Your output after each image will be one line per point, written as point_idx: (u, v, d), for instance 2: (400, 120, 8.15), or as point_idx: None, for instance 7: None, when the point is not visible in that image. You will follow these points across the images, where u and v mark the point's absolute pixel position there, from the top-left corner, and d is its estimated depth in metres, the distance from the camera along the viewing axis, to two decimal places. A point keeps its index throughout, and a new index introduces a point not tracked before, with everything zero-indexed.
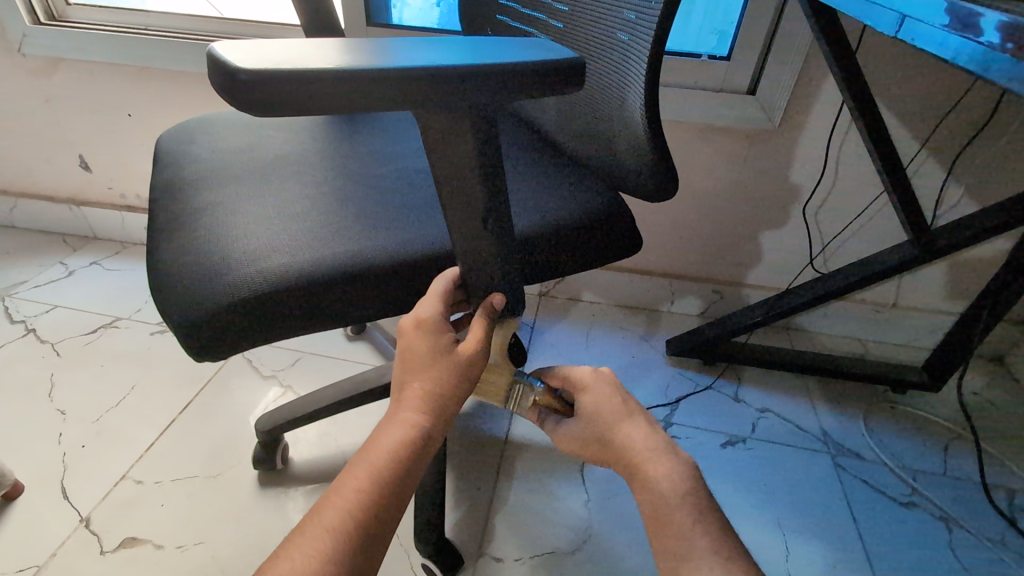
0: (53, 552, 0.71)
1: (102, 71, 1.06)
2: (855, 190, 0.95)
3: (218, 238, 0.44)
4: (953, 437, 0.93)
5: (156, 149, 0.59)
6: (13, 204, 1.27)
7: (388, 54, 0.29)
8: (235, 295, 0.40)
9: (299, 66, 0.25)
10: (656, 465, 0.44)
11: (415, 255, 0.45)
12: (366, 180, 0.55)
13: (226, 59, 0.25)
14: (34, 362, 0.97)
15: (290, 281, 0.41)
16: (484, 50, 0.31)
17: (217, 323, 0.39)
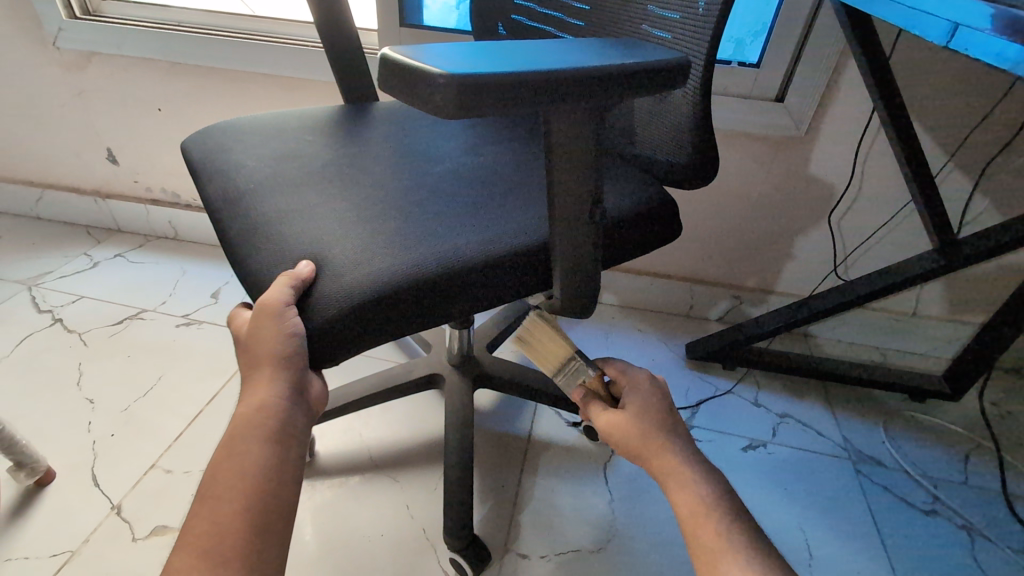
0: (85, 538, 0.72)
1: (134, 65, 1.07)
2: (879, 199, 0.96)
3: (290, 236, 0.45)
4: (973, 447, 0.94)
5: (185, 152, 0.58)
6: (39, 195, 1.28)
7: (539, 55, 0.30)
8: (348, 305, 0.40)
9: (486, 68, 0.27)
10: (686, 473, 0.43)
11: (508, 252, 0.45)
12: (407, 170, 0.56)
13: (428, 71, 0.26)
14: (62, 352, 0.98)
15: (398, 286, 0.41)
16: (613, 50, 0.33)
17: (327, 335, 0.39)
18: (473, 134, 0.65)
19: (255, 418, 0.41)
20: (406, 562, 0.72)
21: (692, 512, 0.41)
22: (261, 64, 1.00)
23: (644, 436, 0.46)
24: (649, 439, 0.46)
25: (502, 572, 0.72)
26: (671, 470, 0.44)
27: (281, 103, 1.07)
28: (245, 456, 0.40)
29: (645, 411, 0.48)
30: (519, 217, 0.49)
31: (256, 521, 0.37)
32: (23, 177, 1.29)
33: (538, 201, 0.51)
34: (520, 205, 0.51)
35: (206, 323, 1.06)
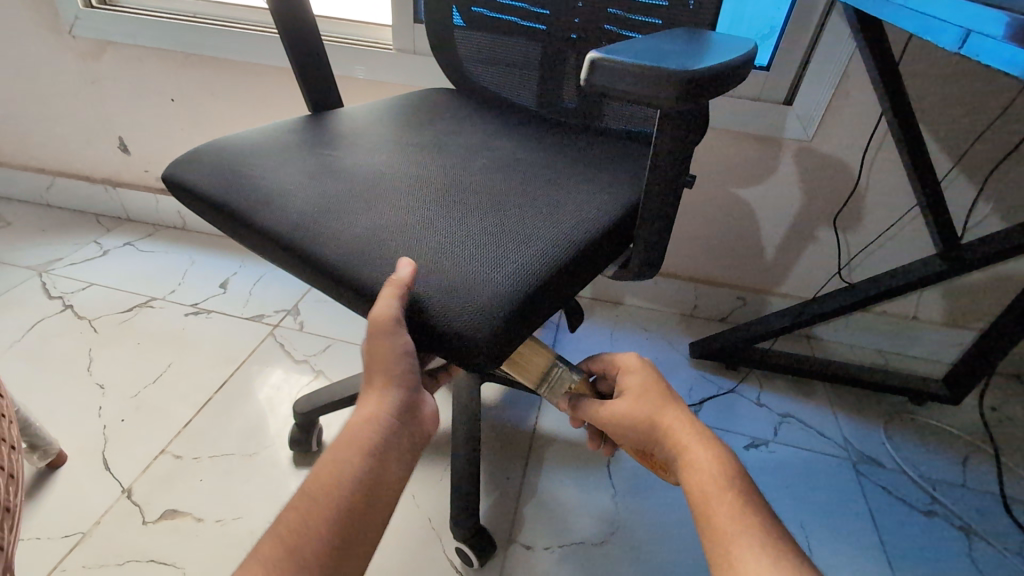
0: (97, 520, 0.73)
1: (149, 56, 1.08)
2: (884, 204, 0.97)
3: (351, 228, 0.43)
4: (972, 450, 0.95)
5: (166, 173, 0.49)
6: (50, 182, 1.30)
7: (690, 47, 0.37)
8: (475, 305, 0.36)
9: (697, 61, 0.33)
10: (695, 452, 0.45)
11: (582, 242, 0.43)
12: (431, 154, 0.56)
13: (663, 68, 0.31)
14: (72, 338, 0.99)
15: (511, 282, 0.38)
16: (716, 40, 0.40)
17: (505, 327, 0.36)
18: (487, 125, 0.65)
19: (360, 439, 0.38)
20: (412, 550, 0.73)
21: (703, 496, 0.42)
22: (275, 57, 1.02)
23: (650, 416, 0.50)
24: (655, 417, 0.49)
25: (506, 562, 0.73)
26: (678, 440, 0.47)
27: (293, 97, 1.08)
28: (338, 481, 0.37)
29: (642, 393, 0.52)
30: (564, 207, 0.48)
31: (333, 558, 0.35)
32: (35, 164, 1.30)
33: (574, 193, 0.50)
34: (561, 197, 0.49)
35: (215, 313, 1.07)
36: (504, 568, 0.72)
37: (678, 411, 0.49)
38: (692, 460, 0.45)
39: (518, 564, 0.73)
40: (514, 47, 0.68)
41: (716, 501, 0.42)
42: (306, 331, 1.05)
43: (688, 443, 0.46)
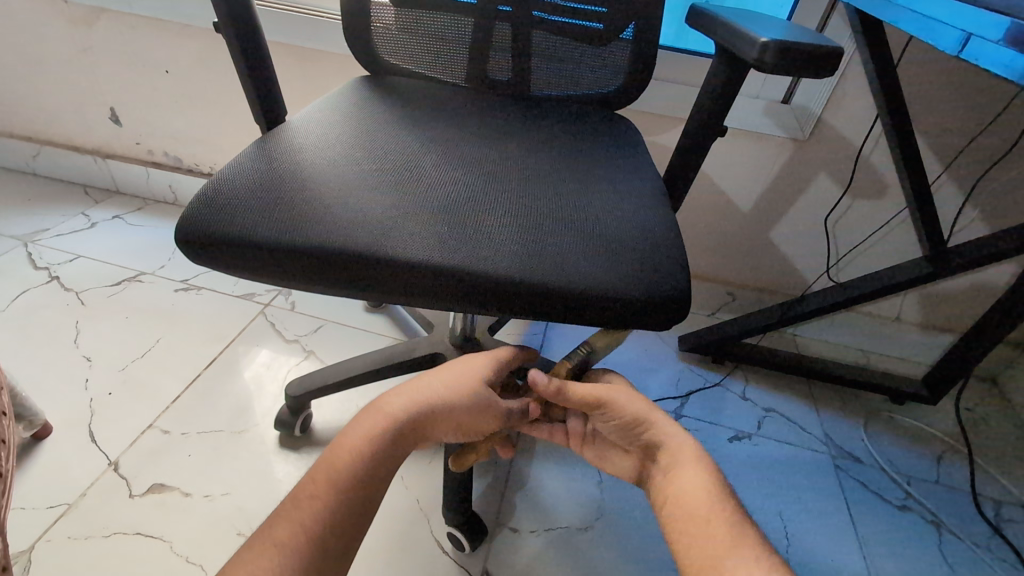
0: (83, 492, 0.72)
1: (143, 25, 1.05)
2: (874, 207, 0.98)
3: (437, 230, 0.44)
4: (946, 449, 0.98)
5: (196, 237, 0.42)
6: (37, 150, 1.27)
7: (797, 32, 0.47)
8: (663, 282, 0.44)
9: (820, 40, 0.44)
10: (689, 465, 0.48)
11: (634, 231, 0.48)
12: (440, 147, 0.57)
13: (826, 48, 0.42)
14: (59, 309, 0.97)
15: (653, 266, 0.44)
16: (779, 25, 0.51)
17: (680, 293, 0.44)
18: (489, 121, 0.65)
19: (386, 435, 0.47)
20: (400, 531, 0.74)
21: (709, 510, 0.43)
22: (276, 33, 1.01)
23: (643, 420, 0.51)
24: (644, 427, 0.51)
25: (493, 545, 0.74)
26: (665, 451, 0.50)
27: (292, 76, 1.08)
28: (361, 450, 0.46)
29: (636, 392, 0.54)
30: (589, 207, 0.50)
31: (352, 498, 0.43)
32: (23, 132, 1.27)
33: (592, 196, 0.52)
34: (590, 199, 0.51)
35: (205, 290, 1.06)
36: (490, 550, 0.73)
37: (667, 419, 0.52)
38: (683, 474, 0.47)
39: (504, 547, 0.74)
40: (448, 26, 0.73)
41: (712, 523, 0.42)
42: (297, 312, 1.05)
43: (677, 455, 0.49)
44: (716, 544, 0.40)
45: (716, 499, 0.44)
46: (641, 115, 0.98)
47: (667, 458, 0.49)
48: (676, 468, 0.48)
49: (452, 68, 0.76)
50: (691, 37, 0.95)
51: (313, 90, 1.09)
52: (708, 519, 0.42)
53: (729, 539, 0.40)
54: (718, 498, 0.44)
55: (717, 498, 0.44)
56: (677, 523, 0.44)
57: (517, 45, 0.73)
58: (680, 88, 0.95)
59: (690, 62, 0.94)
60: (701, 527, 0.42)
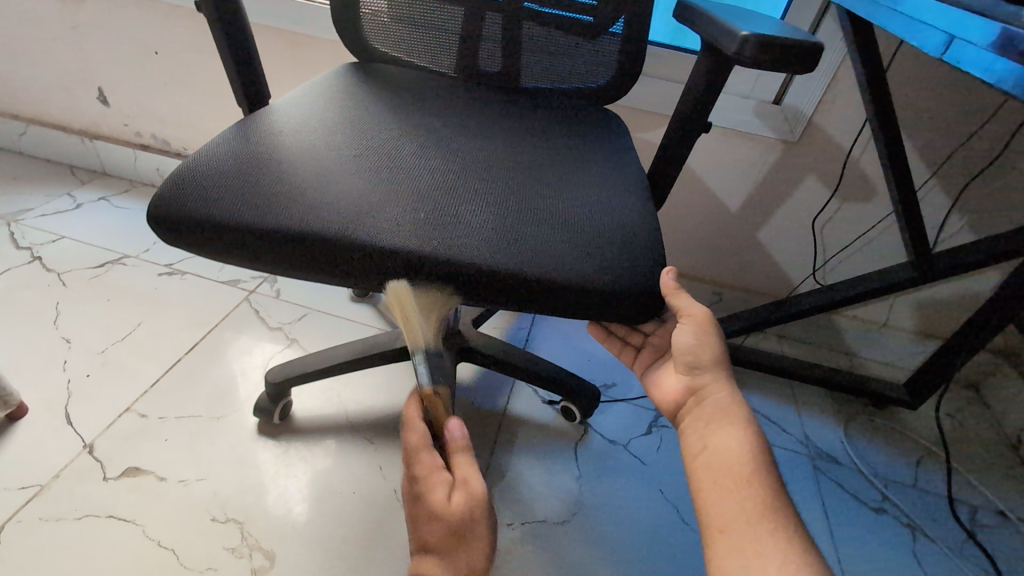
0: (56, 473, 0.72)
1: (132, 5, 1.04)
2: (861, 211, 0.98)
3: (410, 217, 0.43)
4: (925, 454, 0.98)
5: (165, 216, 0.42)
6: (24, 129, 1.26)
7: (778, 28, 0.47)
8: (634, 278, 0.43)
9: (800, 37, 0.44)
10: (732, 434, 0.47)
11: (612, 224, 0.47)
12: (423, 136, 0.56)
13: (805, 45, 0.42)
14: (40, 290, 0.96)
15: (627, 261, 0.44)
16: (763, 21, 0.51)
17: (650, 289, 0.44)
18: (474, 111, 0.65)
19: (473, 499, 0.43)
20: (376, 521, 0.74)
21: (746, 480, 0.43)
22: (267, 17, 1.00)
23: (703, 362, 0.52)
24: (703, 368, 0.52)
25: None
26: (710, 401, 0.51)
27: (283, 61, 1.06)
28: None
29: (702, 349, 0.52)
30: (570, 198, 0.50)
31: None
32: (10, 110, 1.26)
33: (573, 188, 0.52)
34: (570, 190, 0.51)
35: (189, 275, 1.05)
36: None
37: (719, 388, 0.51)
38: (721, 441, 0.47)
39: None
40: (437, 15, 0.72)
41: (750, 486, 0.43)
42: (282, 299, 1.04)
43: (724, 408, 0.49)
44: (749, 512, 0.41)
45: (755, 461, 0.44)
46: (633, 112, 0.98)
47: (712, 406, 0.50)
48: (721, 421, 0.48)
49: (442, 57, 0.75)
50: (687, 35, 0.95)
51: (303, 76, 1.08)
52: (745, 483, 0.43)
53: (762, 513, 0.41)
54: (760, 464, 0.44)
55: (759, 466, 0.44)
56: (708, 479, 0.45)
57: (506, 37, 0.73)
58: (671, 86, 0.95)
59: (684, 60, 0.94)
60: (737, 490, 0.43)
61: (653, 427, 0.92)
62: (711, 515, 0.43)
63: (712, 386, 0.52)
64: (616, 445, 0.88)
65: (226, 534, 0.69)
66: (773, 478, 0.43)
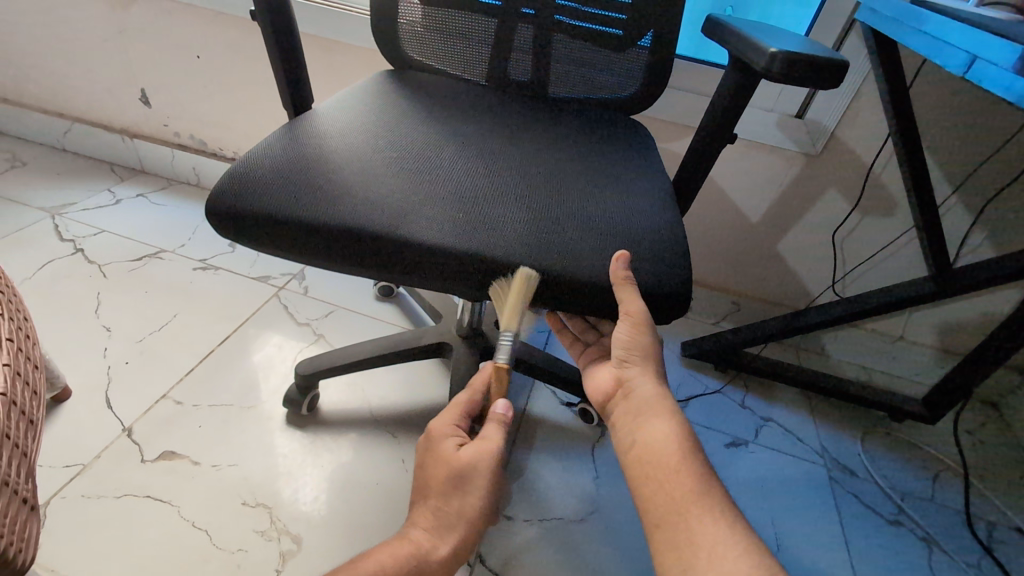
0: (97, 455, 0.75)
1: (178, 11, 1.09)
2: (882, 225, 0.99)
3: (452, 217, 0.46)
4: (943, 469, 0.98)
5: (225, 210, 0.45)
6: (68, 127, 1.32)
7: (805, 45, 0.50)
8: (664, 280, 0.46)
9: (827, 53, 0.46)
10: (657, 426, 0.49)
11: (643, 228, 0.50)
12: (460, 141, 0.59)
13: (833, 61, 0.44)
14: (82, 280, 1.01)
15: (657, 264, 0.46)
16: (789, 37, 0.53)
17: (679, 291, 0.46)
18: (508, 118, 0.68)
19: (475, 456, 0.52)
20: (400, 512, 0.76)
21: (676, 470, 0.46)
22: (305, 24, 1.04)
23: (632, 357, 0.52)
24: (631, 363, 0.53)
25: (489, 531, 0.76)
26: (637, 395, 0.52)
27: (319, 66, 1.10)
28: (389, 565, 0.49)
29: (632, 348, 0.51)
30: (601, 202, 0.52)
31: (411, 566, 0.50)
32: (56, 109, 1.32)
33: (604, 193, 0.54)
34: (601, 195, 0.54)
35: (222, 270, 1.09)
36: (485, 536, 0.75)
37: (647, 381, 0.53)
38: (649, 433, 0.49)
39: (499, 534, 0.76)
40: (472, 25, 0.75)
41: (678, 475, 0.46)
42: (311, 296, 1.07)
43: (649, 401, 0.51)
44: (678, 502, 0.44)
45: (682, 450, 0.47)
46: (657, 122, 1.00)
47: (638, 400, 0.52)
48: (648, 414, 0.51)
49: (475, 66, 0.78)
50: (713, 47, 0.97)
51: (338, 82, 1.12)
52: (674, 472, 0.46)
53: (693, 500, 0.44)
54: (688, 456, 0.47)
55: (685, 454, 0.47)
56: (643, 472, 0.48)
57: (537, 48, 0.76)
58: (696, 97, 0.97)
59: (709, 73, 0.96)
60: (668, 481, 0.46)
61: None
62: (649, 508, 0.46)
63: (640, 378, 0.53)
64: None
65: (256, 518, 0.72)
66: (697, 465, 0.47)
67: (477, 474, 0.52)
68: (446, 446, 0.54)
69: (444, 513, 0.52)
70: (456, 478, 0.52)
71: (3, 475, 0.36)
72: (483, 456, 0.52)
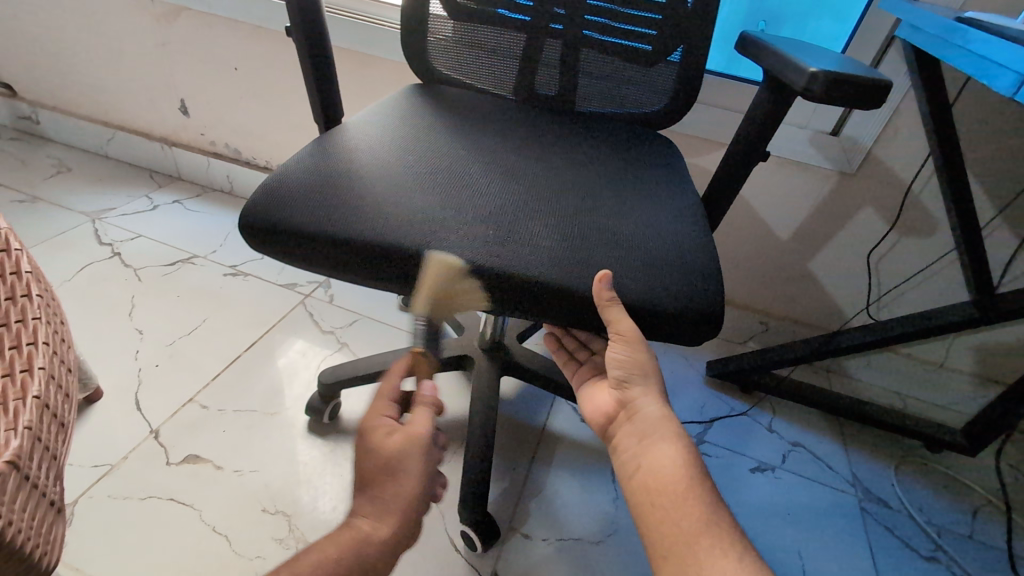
0: (124, 456, 0.77)
1: (218, 24, 1.12)
2: (921, 247, 0.96)
3: (481, 233, 0.46)
4: (984, 505, 0.93)
5: (257, 220, 0.45)
6: (111, 135, 1.37)
7: (842, 63, 0.48)
8: (697, 300, 0.45)
9: (869, 71, 0.45)
10: (662, 450, 0.48)
11: (675, 248, 0.49)
12: (487, 156, 0.59)
13: (874, 81, 0.42)
14: (118, 283, 1.04)
15: (690, 284, 0.45)
16: (828, 55, 0.51)
17: (711, 313, 0.45)
18: (536, 134, 0.68)
19: (405, 444, 0.48)
20: None
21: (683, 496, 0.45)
22: (339, 38, 1.06)
23: (632, 376, 0.52)
24: (633, 382, 0.52)
25: (505, 549, 0.74)
26: (642, 415, 0.51)
27: (352, 79, 1.13)
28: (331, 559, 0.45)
29: (632, 368, 0.50)
30: (632, 220, 0.51)
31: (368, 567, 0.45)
32: (101, 117, 1.37)
33: (632, 211, 0.53)
34: (631, 213, 0.53)
35: (251, 277, 1.12)
36: (502, 554, 0.74)
37: (650, 401, 0.52)
38: (654, 457, 0.48)
39: (516, 552, 0.74)
40: (501, 40, 0.75)
41: (685, 503, 0.44)
42: (335, 305, 1.09)
43: (655, 421, 0.50)
44: (686, 532, 0.43)
45: (689, 474, 0.46)
46: (685, 138, 0.99)
47: (644, 421, 0.51)
48: (653, 436, 0.49)
49: (501, 82, 0.78)
50: (744, 63, 0.96)
51: (369, 95, 1.14)
52: (681, 499, 0.45)
53: (701, 529, 0.42)
54: (694, 480, 0.46)
55: (691, 479, 0.46)
56: (648, 500, 0.46)
57: (565, 63, 0.76)
58: (726, 113, 0.95)
59: (740, 88, 0.95)
60: (675, 509, 0.44)
61: None
62: (655, 541, 0.44)
63: (643, 397, 0.52)
64: None
65: (276, 525, 0.72)
66: (708, 492, 0.45)
67: (408, 462, 0.47)
68: (378, 431, 0.49)
69: (379, 501, 0.47)
70: (388, 462, 0.47)
71: (33, 477, 0.37)
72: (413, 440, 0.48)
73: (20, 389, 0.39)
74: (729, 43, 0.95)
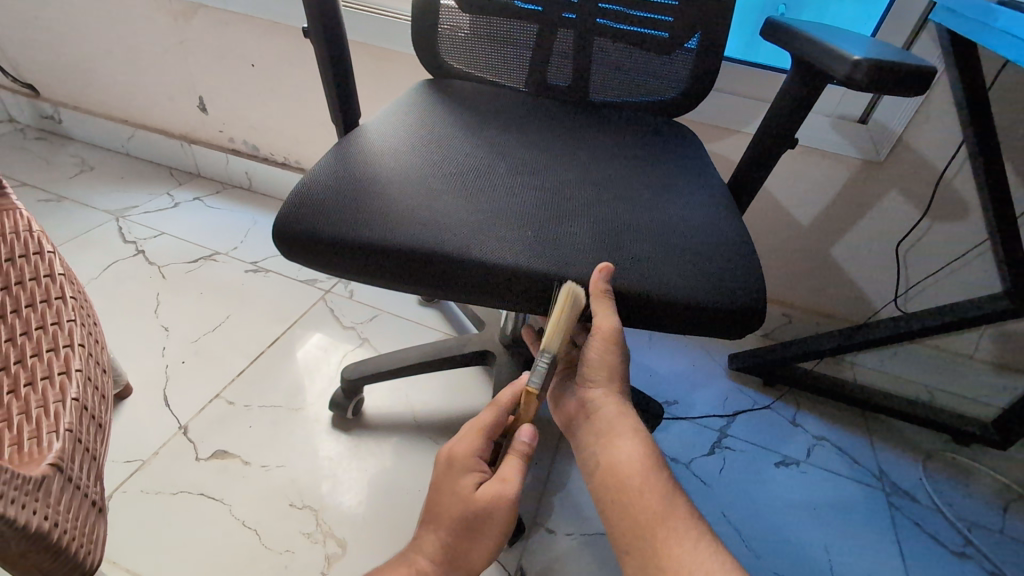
0: (155, 451, 0.78)
1: (235, 21, 1.12)
2: (952, 236, 0.94)
3: (513, 234, 0.45)
4: (1014, 498, 0.91)
5: (290, 229, 0.45)
6: (132, 133, 1.39)
7: (881, 49, 0.47)
8: (734, 295, 0.44)
9: (911, 58, 0.43)
10: (619, 448, 0.48)
11: (710, 242, 0.48)
12: (509, 153, 0.59)
13: (917, 68, 0.41)
14: (143, 281, 1.06)
15: (727, 279, 0.45)
16: (865, 40, 0.50)
17: (748, 307, 0.44)
18: (559, 128, 0.67)
19: (492, 501, 0.49)
20: None
21: (641, 489, 0.45)
22: (356, 32, 1.05)
23: (598, 375, 0.50)
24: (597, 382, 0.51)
25: (530, 543, 0.75)
26: (600, 414, 0.50)
27: (369, 72, 1.12)
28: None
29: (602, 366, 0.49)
30: (662, 215, 0.51)
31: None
32: (121, 116, 1.39)
33: (661, 205, 0.52)
34: (661, 208, 0.52)
35: (272, 272, 1.13)
36: (528, 548, 0.74)
37: (608, 402, 0.50)
38: (612, 453, 0.48)
39: (540, 546, 0.75)
40: (517, 31, 0.74)
41: (642, 497, 0.45)
42: (356, 300, 1.09)
43: (614, 421, 0.49)
44: (648, 527, 0.43)
45: (646, 469, 0.47)
46: (707, 127, 0.97)
47: (602, 419, 0.50)
48: (611, 434, 0.49)
49: (515, 74, 0.77)
50: (763, 49, 0.93)
51: (384, 88, 1.13)
52: (638, 494, 0.45)
53: (658, 524, 0.43)
54: (650, 474, 0.46)
55: (649, 474, 0.46)
56: (608, 496, 0.47)
57: (580, 52, 0.74)
58: (749, 101, 0.93)
59: (762, 75, 0.92)
60: (633, 504, 0.45)
61: (715, 448, 0.93)
62: (617, 534, 0.45)
63: (602, 399, 0.51)
64: (678, 463, 0.90)
65: (303, 520, 0.73)
66: (665, 484, 0.46)
67: (494, 516, 0.50)
68: (467, 482, 0.51)
69: (460, 544, 0.51)
70: (474, 519, 0.50)
71: (76, 478, 0.38)
72: (499, 501, 0.49)
73: (59, 392, 0.40)
74: (749, 29, 0.93)
